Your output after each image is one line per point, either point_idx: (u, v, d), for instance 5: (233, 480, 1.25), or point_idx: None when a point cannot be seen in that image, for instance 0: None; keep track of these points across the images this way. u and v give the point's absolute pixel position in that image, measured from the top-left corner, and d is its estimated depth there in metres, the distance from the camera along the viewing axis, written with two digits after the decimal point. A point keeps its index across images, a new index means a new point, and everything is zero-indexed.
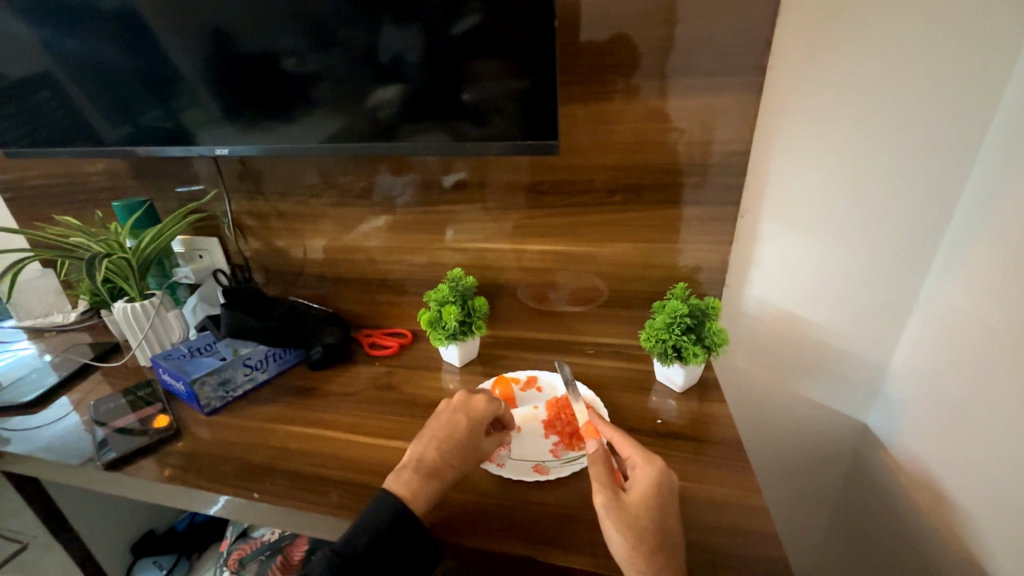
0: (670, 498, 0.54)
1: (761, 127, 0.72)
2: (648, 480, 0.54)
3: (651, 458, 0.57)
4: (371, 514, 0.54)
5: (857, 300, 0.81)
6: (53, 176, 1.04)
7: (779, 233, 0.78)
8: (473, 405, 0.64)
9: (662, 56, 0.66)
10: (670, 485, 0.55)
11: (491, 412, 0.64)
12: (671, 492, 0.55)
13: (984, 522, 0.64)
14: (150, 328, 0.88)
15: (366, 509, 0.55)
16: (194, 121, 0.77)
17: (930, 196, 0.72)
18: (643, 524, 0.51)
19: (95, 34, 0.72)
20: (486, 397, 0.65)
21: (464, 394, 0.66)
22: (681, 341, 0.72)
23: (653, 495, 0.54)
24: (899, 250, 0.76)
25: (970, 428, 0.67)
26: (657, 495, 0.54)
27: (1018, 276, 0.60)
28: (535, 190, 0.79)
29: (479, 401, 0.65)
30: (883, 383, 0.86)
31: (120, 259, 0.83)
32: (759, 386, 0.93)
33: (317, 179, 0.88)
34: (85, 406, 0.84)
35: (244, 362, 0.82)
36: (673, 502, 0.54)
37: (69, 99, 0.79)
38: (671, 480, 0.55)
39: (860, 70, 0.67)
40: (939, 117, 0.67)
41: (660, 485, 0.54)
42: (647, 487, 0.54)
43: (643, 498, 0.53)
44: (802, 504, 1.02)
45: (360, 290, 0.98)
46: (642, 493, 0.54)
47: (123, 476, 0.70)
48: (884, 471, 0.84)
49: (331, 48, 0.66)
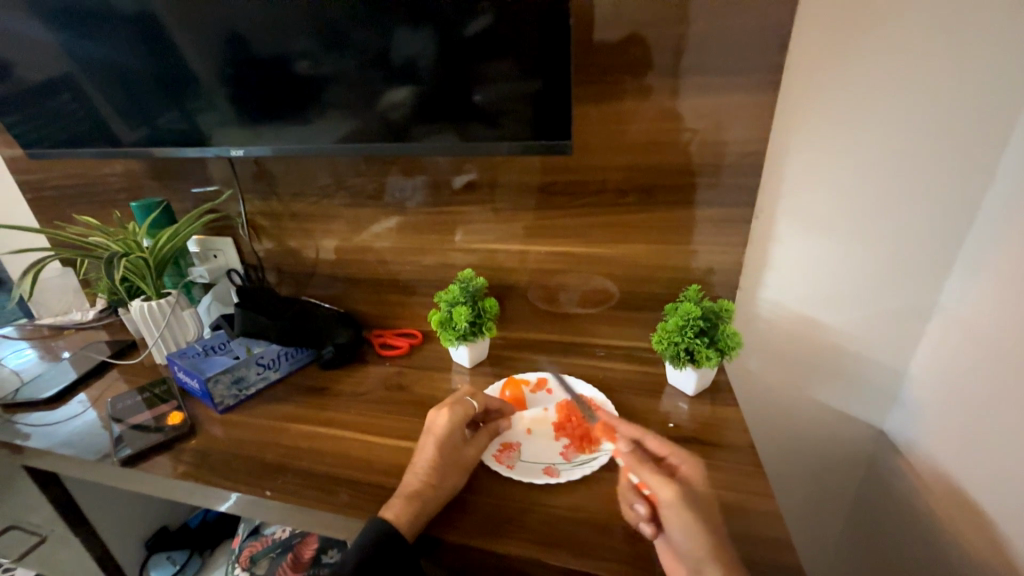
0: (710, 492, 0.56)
1: (777, 126, 0.70)
2: (699, 475, 0.56)
3: (689, 454, 0.58)
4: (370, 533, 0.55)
5: (873, 303, 0.79)
6: (74, 176, 1.07)
7: (794, 234, 0.77)
8: (434, 425, 0.64)
9: (676, 55, 0.66)
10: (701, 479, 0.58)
11: (454, 425, 0.64)
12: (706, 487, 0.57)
13: (1007, 529, 0.62)
14: (165, 327, 0.89)
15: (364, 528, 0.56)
16: (210, 123, 0.78)
17: (952, 198, 0.70)
18: (708, 517, 0.52)
19: (114, 38, 0.74)
20: (445, 412, 0.65)
21: (432, 414, 0.66)
22: (693, 344, 0.71)
23: (706, 488, 0.55)
24: (919, 254, 0.74)
25: (993, 434, 0.65)
26: (709, 490, 0.55)
27: None
28: (546, 190, 0.79)
29: (440, 419, 0.64)
30: (901, 388, 0.84)
31: (137, 258, 0.85)
32: (773, 390, 0.91)
33: (329, 180, 0.88)
34: (103, 403, 0.85)
35: (257, 362, 0.83)
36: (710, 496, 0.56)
37: (89, 101, 0.81)
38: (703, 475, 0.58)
39: (879, 69, 0.66)
40: (962, 115, 0.66)
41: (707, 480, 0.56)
42: (696, 476, 0.56)
43: (703, 492, 0.54)
44: (817, 512, 1.00)
45: (371, 291, 0.98)
46: (699, 487, 0.55)
47: (138, 472, 0.71)
48: (902, 479, 0.82)
49: (343, 49, 0.66)
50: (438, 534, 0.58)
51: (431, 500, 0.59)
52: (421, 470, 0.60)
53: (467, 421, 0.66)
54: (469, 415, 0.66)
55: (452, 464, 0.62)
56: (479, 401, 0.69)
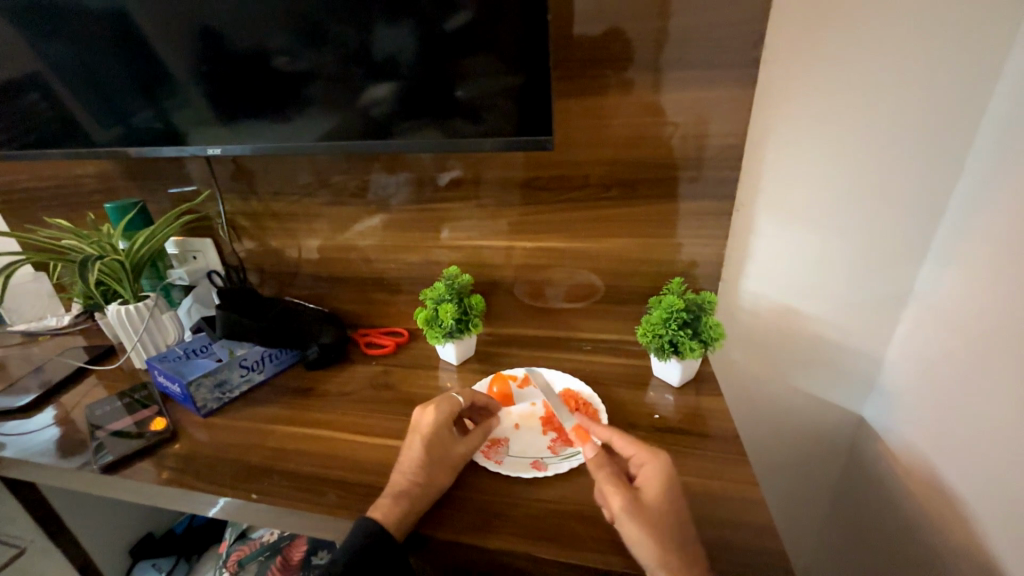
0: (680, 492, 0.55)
1: (756, 120, 0.72)
2: (660, 476, 0.55)
3: (655, 452, 0.57)
4: (357, 534, 0.55)
5: (851, 293, 0.81)
6: (45, 178, 1.03)
7: (774, 225, 0.78)
8: (421, 423, 0.64)
9: (657, 49, 0.66)
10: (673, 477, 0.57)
11: (441, 421, 0.64)
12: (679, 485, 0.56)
13: (983, 509, 0.64)
14: (144, 331, 0.88)
15: (352, 529, 0.56)
16: (187, 121, 0.76)
17: (924, 188, 0.72)
18: (662, 523, 0.52)
19: (83, 34, 0.71)
20: (431, 408, 0.65)
21: (417, 412, 0.66)
22: (677, 336, 0.73)
23: (669, 489, 0.54)
24: (895, 243, 0.77)
25: (967, 417, 0.67)
26: (671, 491, 0.54)
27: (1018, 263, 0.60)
28: (530, 185, 0.79)
29: (427, 416, 0.64)
30: (879, 374, 0.86)
31: (113, 261, 0.83)
32: (757, 380, 0.93)
33: (311, 178, 0.87)
34: (81, 410, 0.83)
35: (240, 364, 0.82)
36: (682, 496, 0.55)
37: (58, 100, 0.79)
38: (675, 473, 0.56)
39: (854, 62, 0.67)
40: (933, 108, 0.68)
41: (671, 481, 0.55)
42: (658, 479, 0.54)
43: (661, 496, 0.53)
44: (802, 497, 1.02)
45: (356, 289, 0.97)
46: (657, 489, 0.54)
47: (120, 480, 0.69)
48: (881, 463, 0.85)
49: (322, 45, 0.65)
50: (428, 532, 0.58)
51: (420, 498, 0.59)
52: (408, 470, 0.60)
53: (453, 418, 0.66)
54: (455, 412, 0.66)
55: (437, 459, 0.62)
56: (465, 397, 0.69)
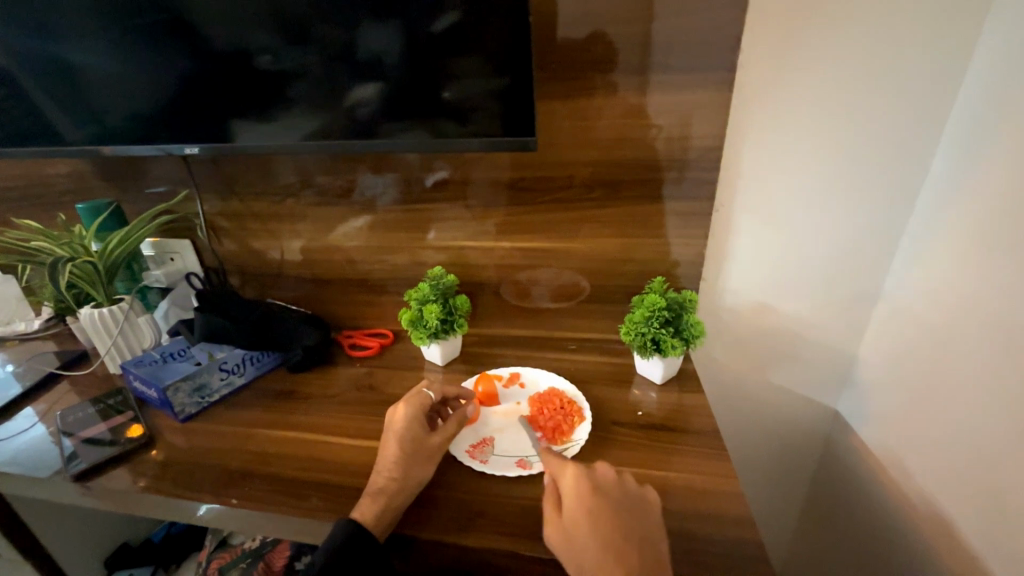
0: (601, 496, 0.53)
1: (736, 122, 0.74)
2: (571, 489, 0.54)
3: (564, 466, 0.56)
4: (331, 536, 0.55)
5: (826, 291, 0.84)
6: (15, 176, 1.00)
7: (753, 225, 0.81)
8: (394, 420, 0.64)
9: (640, 54, 0.68)
10: (595, 479, 0.55)
11: (413, 415, 0.64)
12: (601, 489, 0.54)
13: (950, 497, 0.68)
14: (119, 335, 0.85)
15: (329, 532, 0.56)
16: (165, 119, 0.75)
17: (893, 190, 0.76)
18: (579, 539, 0.51)
19: (55, 29, 0.69)
20: (403, 404, 0.65)
21: (389, 412, 0.66)
22: (659, 334, 0.74)
23: (580, 500, 0.53)
24: (867, 245, 0.80)
25: (935, 404, 0.71)
26: (586, 499, 0.53)
27: (985, 257, 0.63)
28: (515, 187, 0.80)
29: (399, 413, 0.65)
30: (853, 370, 0.90)
31: (85, 263, 0.81)
32: (738, 376, 0.95)
33: (294, 178, 0.86)
34: (52, 416, 0.81)
35: (220, 367, 0.80)
36: (609, 498, 0.53)
37: (26, 96, 0.76)
38: (593, 478, 0.55)
39: (829, 69, 0.70)
40: (902, 115, 0.71)
41: (584, 489, 0.54)
42: (574, 493, 0.54)
43: (575, 508, 0.53)
44: (782, 490, 1.05)
45: (339, 291, 0.96)
46: (570, 505, 0.53)
47: (94, 487, 0.68)
48: (854, 454, 0.89)
49: (307, 44, 0.65)
50: (411, 532, 0.58)
51: (397, 496, 0.59)
52: (387, 467, 0.61)
53: (425, 412, 0.66)
54: (426, 405, 0.66)
55: (419, 457, 0.62)
56: (435, 391, 0.69)
